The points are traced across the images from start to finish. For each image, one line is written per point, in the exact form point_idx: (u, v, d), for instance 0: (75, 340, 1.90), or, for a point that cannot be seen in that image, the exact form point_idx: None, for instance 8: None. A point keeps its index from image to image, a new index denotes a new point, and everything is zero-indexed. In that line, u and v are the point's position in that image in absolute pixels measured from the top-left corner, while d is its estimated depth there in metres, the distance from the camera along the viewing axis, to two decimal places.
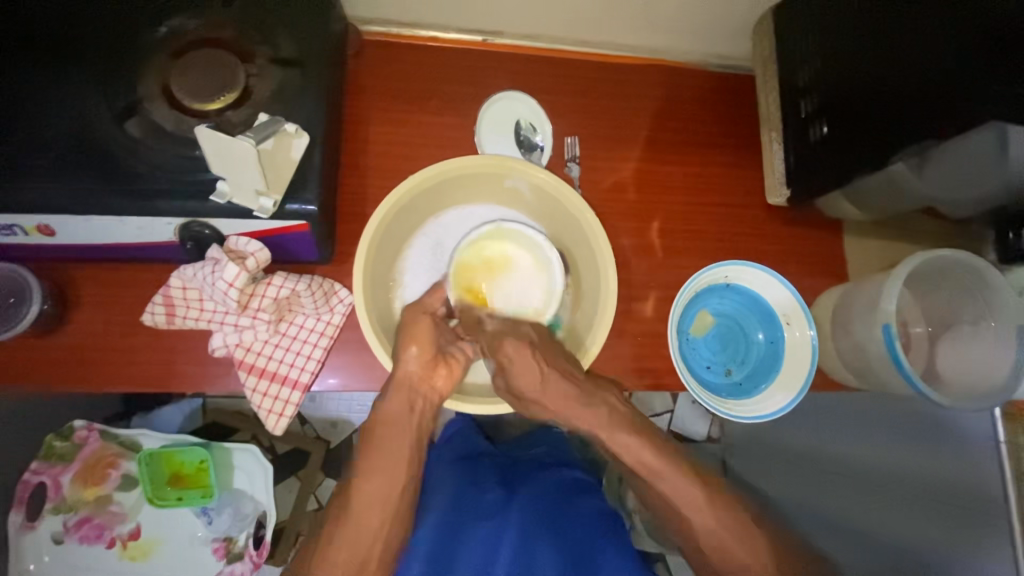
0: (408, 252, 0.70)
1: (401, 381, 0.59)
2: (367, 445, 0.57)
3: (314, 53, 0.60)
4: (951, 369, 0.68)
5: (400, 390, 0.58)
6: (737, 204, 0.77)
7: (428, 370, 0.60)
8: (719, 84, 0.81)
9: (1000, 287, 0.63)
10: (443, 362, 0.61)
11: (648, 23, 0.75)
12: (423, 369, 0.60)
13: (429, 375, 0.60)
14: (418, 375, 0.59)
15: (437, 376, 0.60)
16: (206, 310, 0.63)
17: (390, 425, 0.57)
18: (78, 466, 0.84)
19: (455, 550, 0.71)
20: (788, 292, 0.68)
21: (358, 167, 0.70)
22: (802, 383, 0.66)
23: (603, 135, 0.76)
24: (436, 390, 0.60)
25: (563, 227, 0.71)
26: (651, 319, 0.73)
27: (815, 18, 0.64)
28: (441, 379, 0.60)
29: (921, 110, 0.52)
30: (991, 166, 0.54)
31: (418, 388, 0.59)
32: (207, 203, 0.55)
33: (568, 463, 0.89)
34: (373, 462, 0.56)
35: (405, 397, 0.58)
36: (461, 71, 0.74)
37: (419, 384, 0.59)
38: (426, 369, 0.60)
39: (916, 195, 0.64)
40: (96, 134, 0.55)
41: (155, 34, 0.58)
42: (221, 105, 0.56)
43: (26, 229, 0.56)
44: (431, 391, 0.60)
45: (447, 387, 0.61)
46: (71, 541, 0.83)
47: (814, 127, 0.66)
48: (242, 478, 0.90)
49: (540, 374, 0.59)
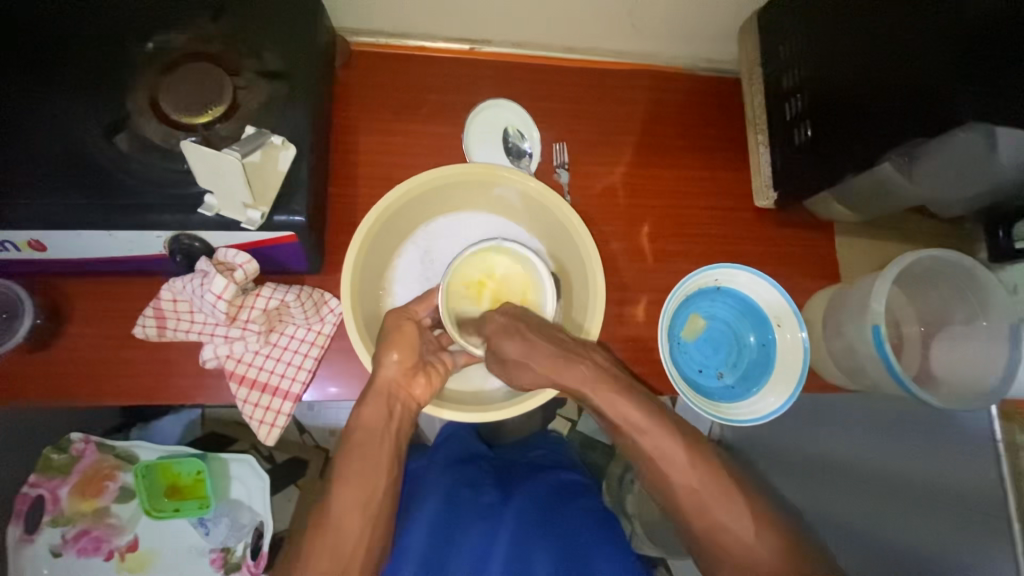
0: (398, 261, 0.70)
1: (382, 387, 0.60)
2: (345, 451, 0.57)
3: (301, 65, 0.61)
4: (945, 369, 0.67)
5: (379, 397, 0.59)
6: (727, 206, 0.77)
7: (407, 378, 0.61)
8: (708, 87, 0.81)
9: (993, 286, 0.63)
10: (421, 371, 0.62)
11: (634, 29, 0.75)
12: (402, 375, 0.61)
13: (407, 383, 0.61)
14: (397, 381, 0.60)
15: (416, 384, 0.61)
16: (196, 322, 0.64)
17: (368, 431, 0.58)
18: (75, 479, 0.85)
19: (448, 554, 0.71)
20: (778, 295, 0.68)
21: (348, 176, 0.71)
22: (795, 385, 0.65)
23: (592, 140, 0.76)
24: (414, 398, 0.61)
25: (552, 233, 0.71)
26: (642, 322, 0.73)
27: (795, 21, 0.65)
28: (419, 387, 0.61)
29: (902, 112, 0.51)
30: (976, 165, 0.54)
31: (397, 394, 0.60)
32: (195, 216, 0.55)
33: (564, 467, 0.89)
34: (349, 466, 0.56)
35: (383, 403, 0.59)
36: (449, 79, 0.74)
37: (397, 390, 0.60)
38: (406, 377, 0.61)
39: (904, 196, 0.65)
40: (85, 149, 0.55)
41: (143, 50, 0.59)
42: (209, 118, 0.57)
43: (18, 245, 0.57)
44: (408, 399, 0.61)
45: (425, 395, 0.62)
46: (70, 554, 0.84)
47: (798, 129, 0.67)
48: (239, 488, 0.90)
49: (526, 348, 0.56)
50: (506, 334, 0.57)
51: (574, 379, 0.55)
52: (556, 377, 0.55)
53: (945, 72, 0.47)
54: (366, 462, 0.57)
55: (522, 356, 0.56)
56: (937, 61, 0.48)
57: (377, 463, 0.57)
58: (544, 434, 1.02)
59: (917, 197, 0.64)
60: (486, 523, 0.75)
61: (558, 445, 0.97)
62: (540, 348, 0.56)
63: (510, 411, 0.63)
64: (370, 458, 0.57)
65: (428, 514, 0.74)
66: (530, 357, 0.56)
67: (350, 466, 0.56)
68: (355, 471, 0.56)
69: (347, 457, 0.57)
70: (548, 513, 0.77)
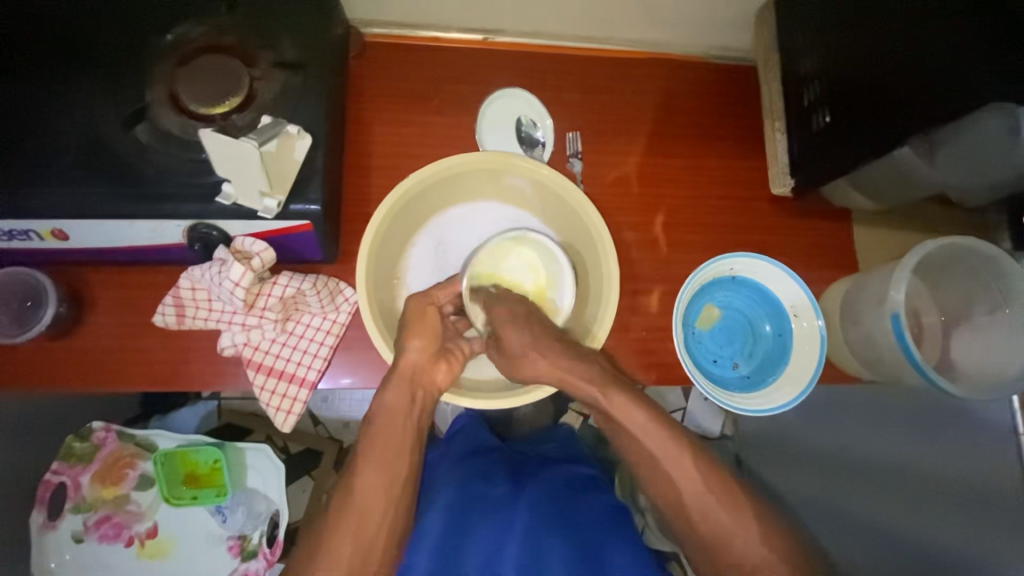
0: (411, 250, 0.70)
1: (405, 372, 0.60)
2: (368, 434, 0.58)
3: (315, 55, 0.61)
4: (964, 358, 0.66)
5: (402, 380, 0.60)
6: (741, 196, 0.77)
7: (429, 363, 0.62)
8: (721, 76, 0.80)
9: (1017, 276, 0.62)
10: (443, 357, 0.63)
11: (648, 17, 0.74)
12: (425, 360, 0.61)
13: (429, 368, 0.62)
14: (420, 366, 0.61)
15: (437, 370, 0.62)
16: (214, 310, 0.64)
17: (392, 416, 0.58)
18: (96, 466, 0.87)
19: (462, 549, 0.72)
20: (796, 285, 0.67)
21: (361, 167, 0.71)
22: (811, 376, 0.65)
23: (604, 130, 0.76)
24: (436, 383, 0.62)
25: (566, 222, 0.71)
26: (656, 312, 0.72)
27: (816, 7, 0.63)
28: (441, 373, 0.62)
29: (924, 96, 0.50)
30: (1002, 148, 0.53)
31: (419, 380, 0.61)
32: (212, 205, 0.56)
33: (577, 459, 0.89)
34: (366, 452, 0.57)
35: (406, 389, 0.60)
36: (461, 70, 0.74)
37: (420, 376, 0.61)
38: (428, 362, 0.62)
39: (925, 183, 0.63)
40: (106, 140, 0.56)
41: (162, 41, 0.59)
42: (226, 110, 0.57)
43: (41, 234, 0.58)
44: (429, 384, 0.62)
45: (446, 381, 0.62)
46: (91, 539, 0.85)
47: (816, 116, 0.66)
48: (255, 477, 0.92)
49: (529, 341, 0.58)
50: (507, 328, 0.59)
51: None
52: None
53: (967, 55, 0.46)
54: (390, 449, 0.57)
55: (524, 350, 0.58)
56: (958, 43, 0.47)
57: (401, 446, 0.58)
58: (557, 426, 1.01)
59: (937, 185, 0.63)
60: (498, 517, 0.75)
61: (571, 438, 0.97)
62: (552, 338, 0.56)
63: (521, 397, 0.64)
64: (396, 441, 0.58)
65: (441, 503, 0.76)
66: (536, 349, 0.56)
67: (365, 451, 0.57)
68: (371, 452, 0.57)
69: (369, 437, 0.58)
70: (560, 505, 0.77)
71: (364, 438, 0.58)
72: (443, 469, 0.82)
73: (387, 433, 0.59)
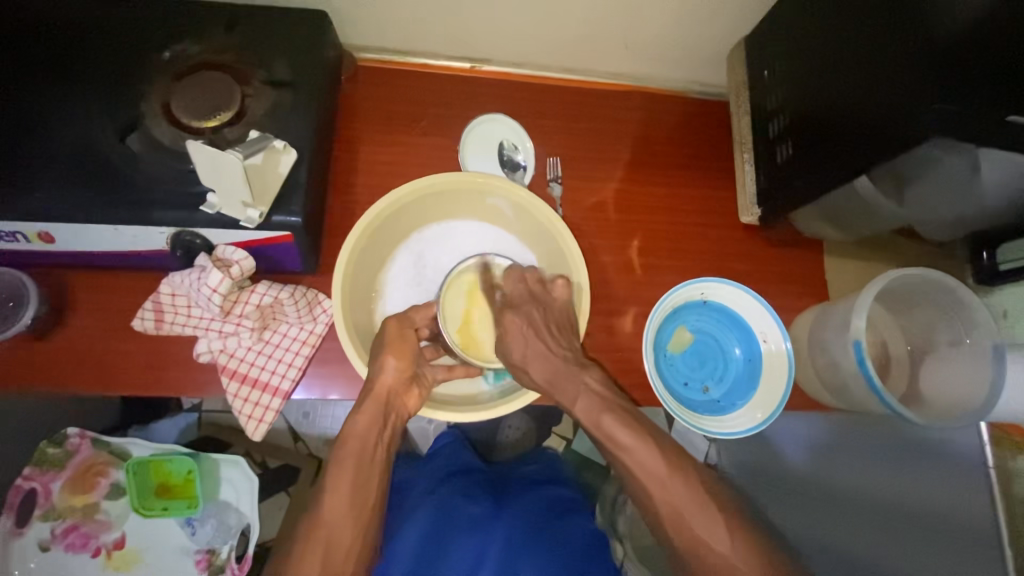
0: (391, 265, 0.72)
1: (380, 394, 0.61)
2: (336, 460, 0.59)
3: (305, 74, 0.64)
4: (933, 390, 0.67)
5: (375, 405, 0.60)
6: (717, 223, 0.79)
7: (402, 387, 0.62)
8: (699, 109, 0.83)
9: (975, 305, 0.63)
10: (415, 383, 0.64)
11: (629, 52, 0.78)
12: (400, 384, 0.62)
13: (402, 393, 0.62)
14: (394, 389, 0.61)
15: (409, 396, 0.63)
16: (192, 317, 0.66)
17: (361, 441, 0.59)
18: (68, 474, 0.86)
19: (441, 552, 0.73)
20: (762, 309, 0.69)
21: (347, 183, 0.73)
22: (778, 403, 0.67)
23: (585, 156, 0.78)
24: (407, 408, 0.63)
25: (542, 245, 0.73)
26: (629, 334, 0.74)
27: (782, 45, 0.67)
28: (413, 399, 0.63)
29: (874, 130, 0.53)
30: (963, 184, 0.55)
31: (392, 403, 0.62)
32: (197, 213, 0.58)
33: (557, 481, 0.88)
34: (340, 478, 0.58)
35: (379, 411, 0.61)
36: (447, 95, 0.77)
37: (393, 399, 0.62)
38: (402, 385, 0.62)
39: (891, 219, 0.65)
40: (97, 148, 0.58)
41: (160, 58, 0.62)
42: (217, 123, 0.60)
43: (28, 236, 0.60)
44: (401, 407, 0.63)
45: (417, 405, 0.64)
46: (58, 548, 0.84)
47: (781, 148, 0.69)
48: (229, 490, 0.91)
49: (534, 349, 0.60)
50: (517, 339, 0.60)
51: (571, 382, 0.59)
52: (557, 383, 0.59)
53: (916, 90, 0.48)
54: (356, 471, 0.58)
55: (545, 373, 0.59)
56: (911, 79, 0.49)
57: (369, 472, 0.59)
58: (540, 449, 1.01)
59: (900, 219, 0.65)
60: (476, 535, 0.75)
61: (554, 460, 0.96)
62: (544, 355, 0.59)
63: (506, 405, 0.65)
64: (364, 465, 0.59)
65: (421, 523, 0.76)
66: (533, 363, 0.59)
67: (336, 474, 0.58)
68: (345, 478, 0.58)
69: (337, 463, 0.58)
70: (539, 526, 0.76)
71: (340, 460, 0.59)
72: (419, 491, 0.82)
73: (369, 455, 0.60)
